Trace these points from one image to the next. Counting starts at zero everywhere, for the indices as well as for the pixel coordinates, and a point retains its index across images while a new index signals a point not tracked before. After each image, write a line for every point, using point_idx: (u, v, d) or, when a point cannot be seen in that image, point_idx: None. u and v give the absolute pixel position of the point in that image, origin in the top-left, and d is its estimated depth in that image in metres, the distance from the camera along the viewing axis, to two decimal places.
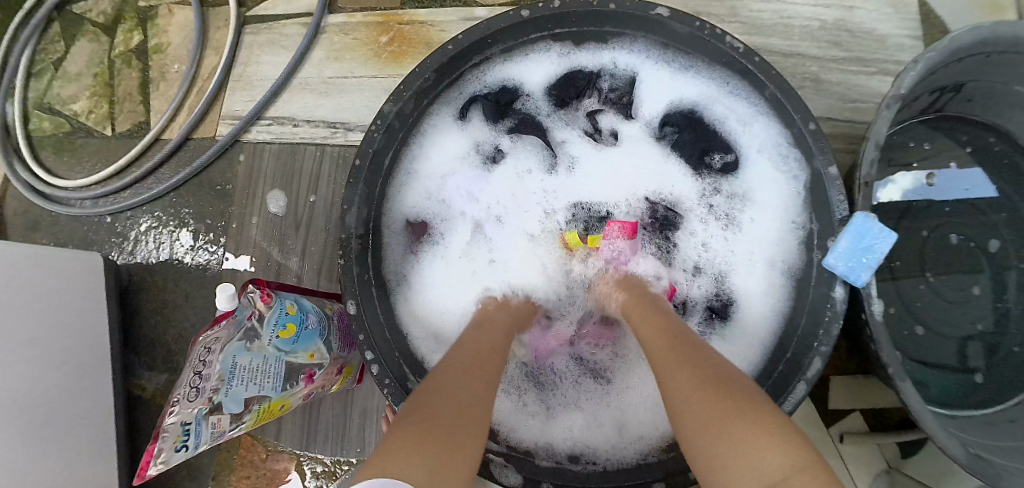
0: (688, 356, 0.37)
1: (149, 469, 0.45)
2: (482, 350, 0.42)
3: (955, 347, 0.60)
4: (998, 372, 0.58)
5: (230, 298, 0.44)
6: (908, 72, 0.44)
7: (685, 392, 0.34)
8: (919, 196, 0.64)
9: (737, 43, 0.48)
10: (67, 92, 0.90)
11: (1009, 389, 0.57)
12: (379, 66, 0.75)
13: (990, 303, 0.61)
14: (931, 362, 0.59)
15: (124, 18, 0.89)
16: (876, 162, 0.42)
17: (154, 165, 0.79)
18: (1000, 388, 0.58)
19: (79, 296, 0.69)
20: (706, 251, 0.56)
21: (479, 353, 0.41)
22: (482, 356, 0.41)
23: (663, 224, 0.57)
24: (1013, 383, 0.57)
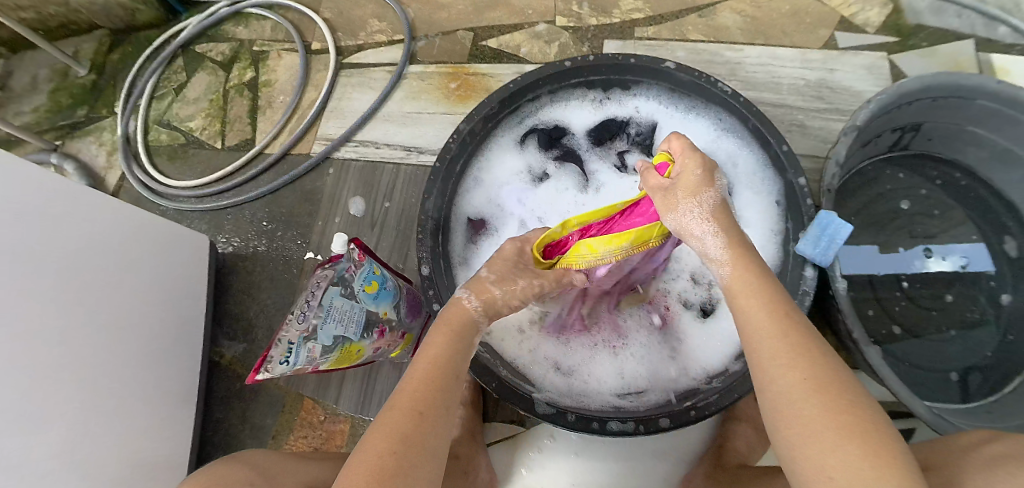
0: (797, 351, 0.40)
1: (258, 374, 0.57)
2: (427, 364, 0.47)
3: (940, 349, 0.71)
4: (983, 372, 0.69)
5: (343, 243, 0.63)
6: (862, 109, 0.62)
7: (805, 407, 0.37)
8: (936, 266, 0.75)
9: (727, 88, 0.66)
10: (185, 113, 1.10)
11: (993, 386, 0.68)
12: (449, 107, 0.94)
13: (965, 311, 0.73)
14: (920, 361, 0.71)
15: (240, 59, 1.10)
16: (835, 175, 0.60)
17: (257, 172, 0.97)
18: (984, 386, 0.69)
19: (186, 269, 0.84)
20: None
21: (447, 363, 0.48)
22: (426, 373, 0.46)
23: None
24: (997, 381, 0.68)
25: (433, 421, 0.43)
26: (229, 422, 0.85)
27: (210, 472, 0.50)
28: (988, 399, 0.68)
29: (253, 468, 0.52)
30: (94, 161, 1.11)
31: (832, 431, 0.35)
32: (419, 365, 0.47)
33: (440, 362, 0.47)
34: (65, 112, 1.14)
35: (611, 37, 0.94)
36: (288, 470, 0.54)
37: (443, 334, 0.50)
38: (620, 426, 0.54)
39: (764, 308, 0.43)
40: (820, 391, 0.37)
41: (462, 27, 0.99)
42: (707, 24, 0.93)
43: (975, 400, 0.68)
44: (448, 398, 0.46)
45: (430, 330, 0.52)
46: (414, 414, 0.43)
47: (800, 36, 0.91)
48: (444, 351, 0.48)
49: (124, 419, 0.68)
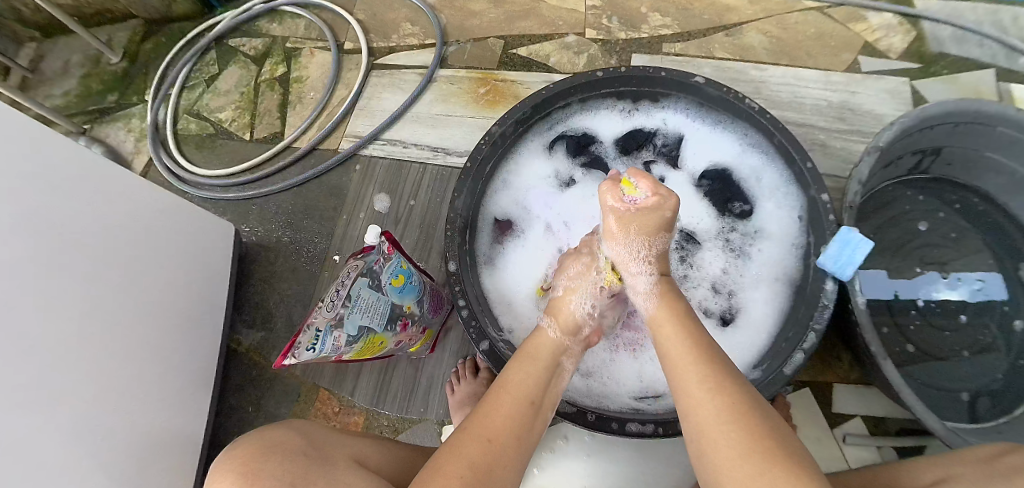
0: (706, 376, 0.43)
1: (285, 359, 0.57)
2: (505, 393, 0.47)
3: (954, 369, 0.72)
4: (996, 393, 0.70)
5: (377, 235, 0.61)
6: (886, 130, 0.63)
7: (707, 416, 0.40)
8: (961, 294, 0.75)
9: (754, 103, 0.67)
10: (215, 104, 1.12)
11: (1006, 406, 0.69)
12: (477, 111, 0.96)
13: (981, 332, 0.73)
14: (933, 379, 0.71)
15: (273, 54, 1.13)
16: (857, 193, 0.61)
17: (284, 165, 0.99)
18: (997, 406, 0.69)
19: (210, 254, 0.86)
20: (725, 276, 0.70)
21: (525, 395, 0.47)
22: (508, 403, 0.46)
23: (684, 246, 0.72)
24: (1010, 402, 0.69)
25: (506, 449, 0.43)
26: (243, 409, 0.86)
27: (264, 434, 0.49)
28: (996, 421, 0.68)
29: (302, 437, 0.51)
30: (122, 147, 1.13)
31: (746, 452, 0.37)
32: (502, 392, 0.47)
33: (523, 394, 0.47)
34: (96, 97, 1.17)
35: (639, 51, 0.96)
36: (334, 444, 0.53)
37: (525, 364, 0.50)
38: (639, 427, 0.55)
39: (683, 349, 0.47)
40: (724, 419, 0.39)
41: (492, 34, 1.01)
42: (734, 44, 0.95)
43: (989, 419, 0.68)
44: (529, 434, 0.46)
45: (509, 366, 0.51)
46: (488, 445, 0.42)
47: (824, 59, 0.93)
48: (529, 386, 0.48)
49: (140, 396, 0.69)
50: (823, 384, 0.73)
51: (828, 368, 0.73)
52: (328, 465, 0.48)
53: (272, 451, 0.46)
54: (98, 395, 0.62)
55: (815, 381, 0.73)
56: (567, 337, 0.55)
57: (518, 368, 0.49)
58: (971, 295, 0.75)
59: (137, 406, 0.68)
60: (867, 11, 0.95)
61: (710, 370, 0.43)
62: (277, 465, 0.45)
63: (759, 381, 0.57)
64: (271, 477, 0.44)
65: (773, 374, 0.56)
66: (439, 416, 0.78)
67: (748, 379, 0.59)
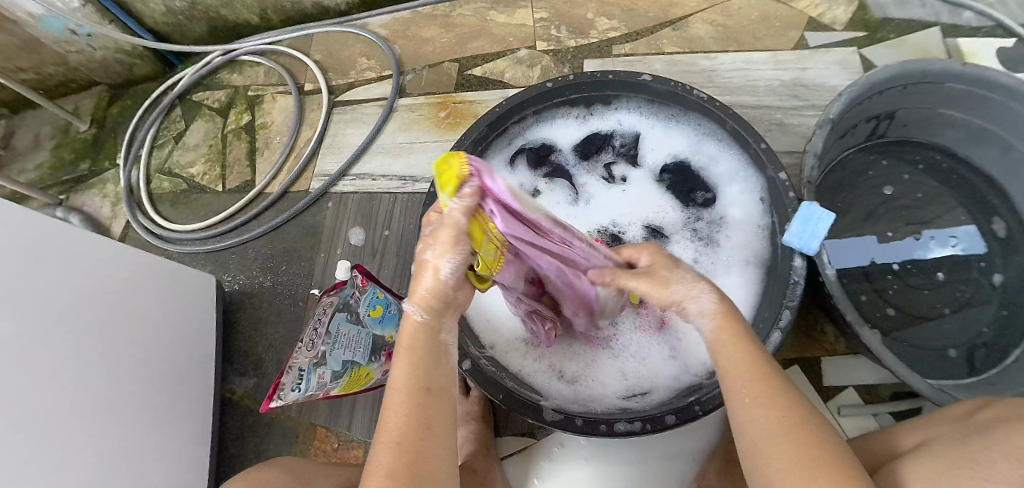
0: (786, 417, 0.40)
1: (271, 402, 0.57)
2: (398, 395, 0.41)
3: (941, 327, 0.73)
4: (987, 345, 0.71)
5: (346, 270, 0.65)
6: (834, 103, 0.65)
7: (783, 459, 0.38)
8: (933, 252, 0.77)
9: (702, 94, 0.69)
10: (185, 159, 1.13)
11: (999, 355, 0.70)
12: (440, 134, 0.98)
13: (961, 287, 0.75)
14: (923, 340, 0.72)
15: (237, 104, 1.15)
16: (813, 167, 0.63)
17: (258, 210, 1.00)
18: (990, 356, 0.70)
19: (195, 307, 0.86)
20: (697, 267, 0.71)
21: (416, 384, 0.41)
22: (400, 400, 0.41)
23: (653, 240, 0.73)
24: (1003, 350, 0.70)
25: (421, 447, 0.39)
26: (243, 459, 0.86)
27: (257, 472, 0.54)
28: (991, 371, 0.69)
29: (288, 472, 0.55)
30: (99, 213, 1.14)
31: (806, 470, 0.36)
32: (391, 394, 0.42)
33: (410, 385, 0.41)
34: (68, 167, 1.17)
35: (590, 56, 0.99)
36: (318, 473, 0.57)
37: (405, 355, 0.43)
38: (627, 426, 0.55)
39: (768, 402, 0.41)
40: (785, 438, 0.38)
41: (447, 58, 1.03)
42: (681, 37, 0.98)
43: (986, 370, 0.70)
44: (438, 416, 0.41)
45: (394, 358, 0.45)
46: (399, 449, 0.39)
47: (770, 41, 0.95)
48: (418, 373, 0.42)
49: (140, 456, 0.69)
50: (812, 358, 0.74)
51: (814, 343, 0.74)
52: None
53: (262, 486, 0.51)
54: (97, 461, 0.62)
55: (802, 357, 0.74)
56: (437, 309, 0.44)
57: (395, 363, 0.43)
58: (948, 249, 0.77)
59: (139, 467, 0.68)
60: None
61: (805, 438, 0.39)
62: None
63: None
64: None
65: None
66: None
67: None
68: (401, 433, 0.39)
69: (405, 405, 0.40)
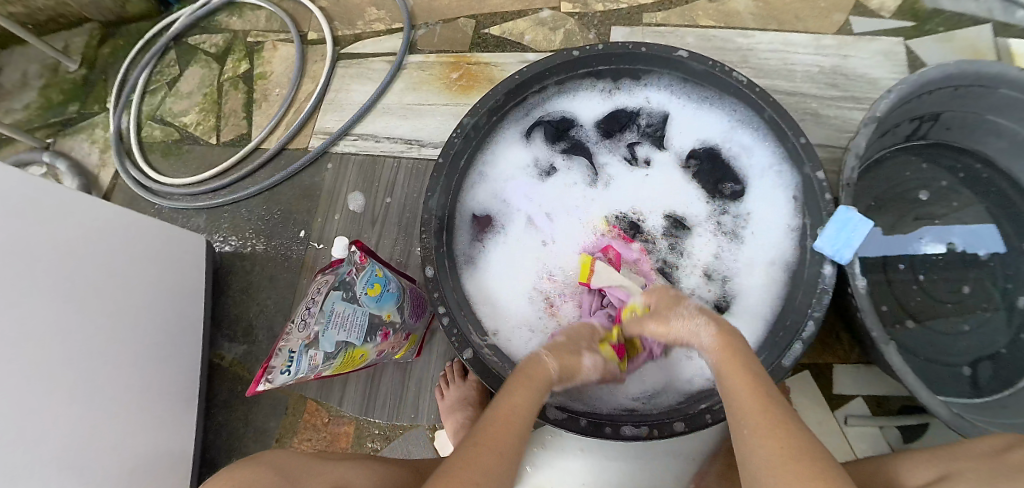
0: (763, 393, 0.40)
1: (259, 385, 0.56)
2: (511, 416, 0.42)
3: (954, 342, 0.69)
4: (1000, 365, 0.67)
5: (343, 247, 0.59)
6: (881, 100, 0.58)
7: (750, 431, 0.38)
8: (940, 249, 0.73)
9: (741, 77, 0.62)
10: (178, 107, 1.06)
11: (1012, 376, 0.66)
12: (450, 97, 0.91)
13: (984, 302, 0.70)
14: (936, 355, 0.68)
15: (234, 51, 1.07)
16: (855, 168, 0.56)
17: (253, 168, 0.94)
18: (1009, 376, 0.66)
19: (186, 272, 0.82)
20: (719, 262, 0.66)
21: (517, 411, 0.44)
22: (528, 393, 0.45)
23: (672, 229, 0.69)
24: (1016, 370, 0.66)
25: (524, 440, 0.42)
26: (231, 425, 0.84)
27: (233, 475, 0.45)
28: (1000, 393, 0.65)
29: (277, 472, 0.46)
30: (88, 159, 1.08)
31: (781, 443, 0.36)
32: (520, 385, 0.46)
33: (536, 387, 0.47)
34: (57, 109, 1.10)
35: (618, 24, 0.91)
36: (315, 472, 0.48)
37: (536, 362, 0.50)
38: (633, 431, 0.52)
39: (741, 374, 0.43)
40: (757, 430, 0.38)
41: (462, 14, 0.95)
42: (718, 9, 0.90)
43: (996, 391, 0.66)
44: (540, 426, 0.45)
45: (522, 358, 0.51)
46: (511, 427, 0.41)
47: (814, 21, 0.87)
48: (534, 412, 0.45)
49: (123, 422, 0.66)
50: (824, 366, 0.70)
51: (827, 350, 0.70)
52: None
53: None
54: (75, 429, 0.59)
55: (815, 365, 0.70)
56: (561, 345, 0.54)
57: (530, 364, 0.49)
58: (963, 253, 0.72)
59: (120, 434, 0.65)
60: None
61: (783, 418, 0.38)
62: None
63: None
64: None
65: (771, 367, 0.53)
66: (430, 422, 0.76)
67: None
68: (519, 415, 0.43)
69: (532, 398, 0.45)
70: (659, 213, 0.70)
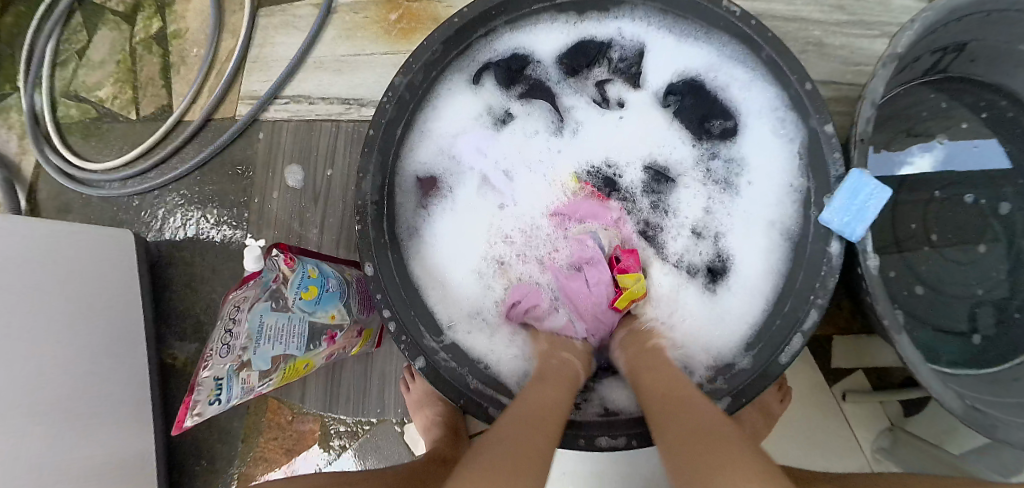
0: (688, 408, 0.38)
1: (185, 421, 0.48)
2: (549, 411, 0.39)
3: (960, 307, 0.62)
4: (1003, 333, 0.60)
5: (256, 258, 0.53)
6: (905, 32, 0.46)
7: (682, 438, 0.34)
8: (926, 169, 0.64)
9: (734, 8, 0.51)
10: (92, 80, 0.93)
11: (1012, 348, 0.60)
12: (389, 44, 0.78)
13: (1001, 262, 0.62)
14: (938, 321, 0.61)
15: (144, 6, 0.91)
16: (871, 119, 0.44)
17: (179, 145, 0.83)
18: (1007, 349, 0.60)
19: (120, 276, 0.74)
20: (708, 216, 0.58)
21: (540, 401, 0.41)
22: (561, 383, 0.45)
23: (654, 183, 0.60)
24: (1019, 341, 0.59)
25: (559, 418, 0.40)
26: (194, 428, 0.79)
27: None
28: (1001, 366, 0.59)
29: None
30: (6, 147, 0.97)
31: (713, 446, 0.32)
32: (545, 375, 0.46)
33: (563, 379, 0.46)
34: None
35: None
36: None
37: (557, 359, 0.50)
38: (610, 441, 0.46)
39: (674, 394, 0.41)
40: (683, 435, 0.33)
41: None
42: None
43: (991, 364, 0.60)
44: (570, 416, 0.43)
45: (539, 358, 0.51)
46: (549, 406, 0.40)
47: None
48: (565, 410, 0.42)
49: (74, 453, 0.61)
50: (822, 338, 0.63)
51: (827, 319, 0.63)
52: None
53: None
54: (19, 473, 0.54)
55: (812, 337, 0.64)
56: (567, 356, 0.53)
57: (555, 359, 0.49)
58: (946, 170, 0.64)
59: (71, 466, 0.60)
60: None
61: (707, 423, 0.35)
62: None
63: (749, 371, 0.49)
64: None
65: (767, 362, 0.48)
66: (398, 415, 0.71)
67: (738, 368, 0.50)
68: (552, 398, 0.42)
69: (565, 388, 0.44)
70: (637, 160, 0.60)
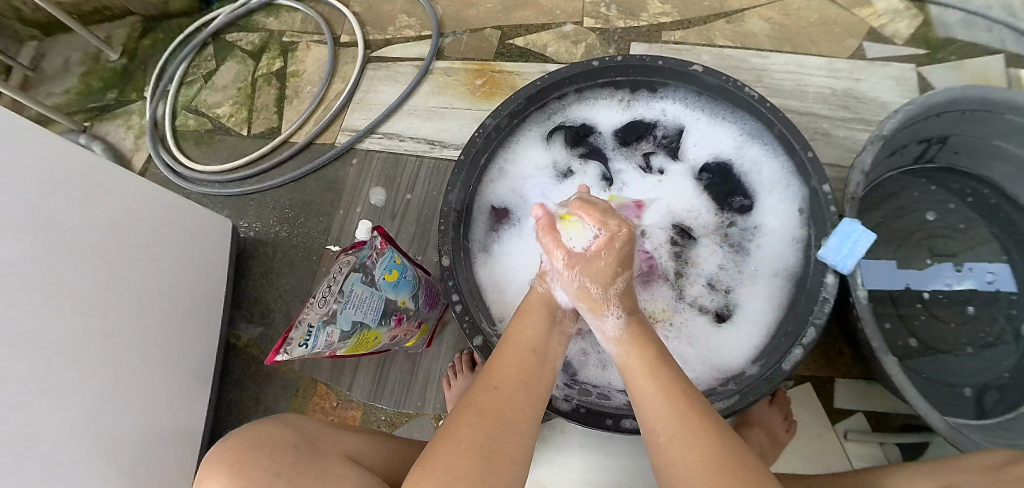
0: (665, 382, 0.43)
1: (276, 356, 0.57)
2: (495, 396, 0.42)
3: (954, 363, 0.70)
4: (1004, 389, 0.68)
5: (365, 229, 0.62)
6: (890, 118, 0.61)
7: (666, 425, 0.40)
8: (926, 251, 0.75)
9: (753, 92, 0.65)
10: (213, 99, 1.11)
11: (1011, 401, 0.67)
12: (473, 102, 0.95)
13: (991, 325, 0.71)
14: (940, 375, 0.69)
15: (269, 49, 1.12)
16: (860, 182, 0.59)
17: (281, 160, 0.99)
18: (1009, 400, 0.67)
19: (210, 254, 0.85)
20: (724, 272, 0.68)
21: (522, 371, 0.45)
22: (513, 353, 0.47)
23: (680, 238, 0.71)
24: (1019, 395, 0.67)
25: (514, 394, 0.43)
26: (241, 404, 0.86)
27: (248, 433, 0.48)
28: (1002, 416, 0.66)
29: (293, 430, 0.50)
30: (123, 144, 1.13)
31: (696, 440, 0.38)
32: (506, 348, 0.47)
33: (522, 344, 0.47)
34: (96, 95, 1.16)
35: (637, 40, 0.95)
36: (325, 438, 0.52)
37: (525, 318, 0.51)
38: (634, 424, 0.53)
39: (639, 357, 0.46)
40: (667, 417, 0.40)
41: (489, 24, 1.00)
42: (734, 31, 0.93)
43: (995, 415, 0.67)
44: (539, 378, 0.46)
45: (512, 317, 0.52)
46: (497, 391, 0.43)
47: (828, 46, 0.90)
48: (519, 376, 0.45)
49: (136, 395, 0.68)
50: (825, 379, 0.71)
51: (829, 363, 0.72)
52: (317, 457, 0.48)
53: (262, 443, 0.46)
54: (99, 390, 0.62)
55: (816, 377, 0.72)
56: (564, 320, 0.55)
57: (517, 323, 0.49)
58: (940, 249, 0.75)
59: (137, 402, 0.68)
60: None
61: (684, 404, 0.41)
62: (265, 454, 0.45)
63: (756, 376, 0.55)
64: (260, 475, 0.43)
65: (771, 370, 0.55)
66: (435, 410, 0.78)
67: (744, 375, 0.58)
68: (505, 376, 0.44)
69: (515, 357, 0.46)
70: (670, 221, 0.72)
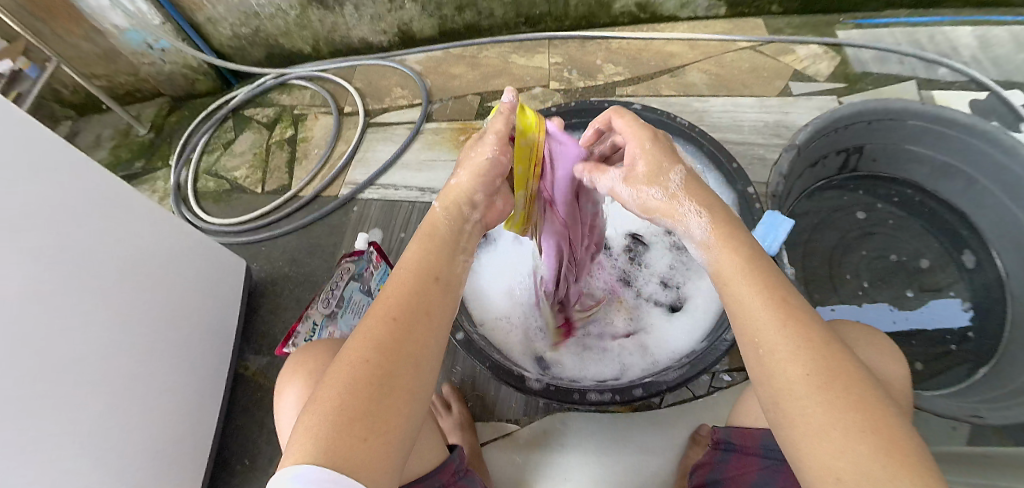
0: (811, 348, 0.38)
1: (285, 348, 0.66)
2: (390, 329, 0.39)
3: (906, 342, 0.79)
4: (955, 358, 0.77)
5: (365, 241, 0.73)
6: (800, 132, 0.74)
7: (805, 404, 0.36)
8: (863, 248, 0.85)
9: (684, 121, 0.79)
10: (231, 164, 1.26)
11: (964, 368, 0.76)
12: (458, 154, 1.10)
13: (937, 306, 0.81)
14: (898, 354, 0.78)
15: (283, 120, 1.30)
16: (777, 183, 0.71)
17: (291, 210, 1.12)
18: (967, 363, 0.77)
19: (227, 289, 0.95)
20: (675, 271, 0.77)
21: (420, 301, 0.42)
22: (409, 278, 0.43)
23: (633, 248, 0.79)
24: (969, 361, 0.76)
25: (413, 329, 0.40)
26: (248, 429, 0.91)
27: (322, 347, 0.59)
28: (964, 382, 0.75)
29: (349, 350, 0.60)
30: None
31: (857, 436, 0.34)
32: (403, 271, 0.44)
33: (422, 269, 0.44)
34: (124, 164, 1.31)
35: (597, 94, 1.12)
36: None
37: (424, 241, 0.46)
38: (599, 396, 0.60)
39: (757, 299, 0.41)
40: (824, 398, 0.35)
41: (470, 92, 1.18)
42: (677, 82, 1.10)
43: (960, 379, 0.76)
44: (438, 308, 0.43)
45: (412, 239, 0.47)
46: (391, 324, 0.39)
47: (760, 88, 1.07)
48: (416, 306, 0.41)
49: (145, 413, 0.73)
50: None
51: None
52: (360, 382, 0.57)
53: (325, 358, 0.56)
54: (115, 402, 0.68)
55: None
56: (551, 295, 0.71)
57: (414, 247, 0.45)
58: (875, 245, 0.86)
59: (145, 420, 0.73)
60: (793, 46, 1.10)
61: (841, 389, 0.36)
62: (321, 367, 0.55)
63: (704, 348, 0.62)
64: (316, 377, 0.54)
65: (715, 341, 0.62)
66: None
67: (696, 350, 0.65)
68: (396, 308, 0.41)
69: (413, 281, 0.43)
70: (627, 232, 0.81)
